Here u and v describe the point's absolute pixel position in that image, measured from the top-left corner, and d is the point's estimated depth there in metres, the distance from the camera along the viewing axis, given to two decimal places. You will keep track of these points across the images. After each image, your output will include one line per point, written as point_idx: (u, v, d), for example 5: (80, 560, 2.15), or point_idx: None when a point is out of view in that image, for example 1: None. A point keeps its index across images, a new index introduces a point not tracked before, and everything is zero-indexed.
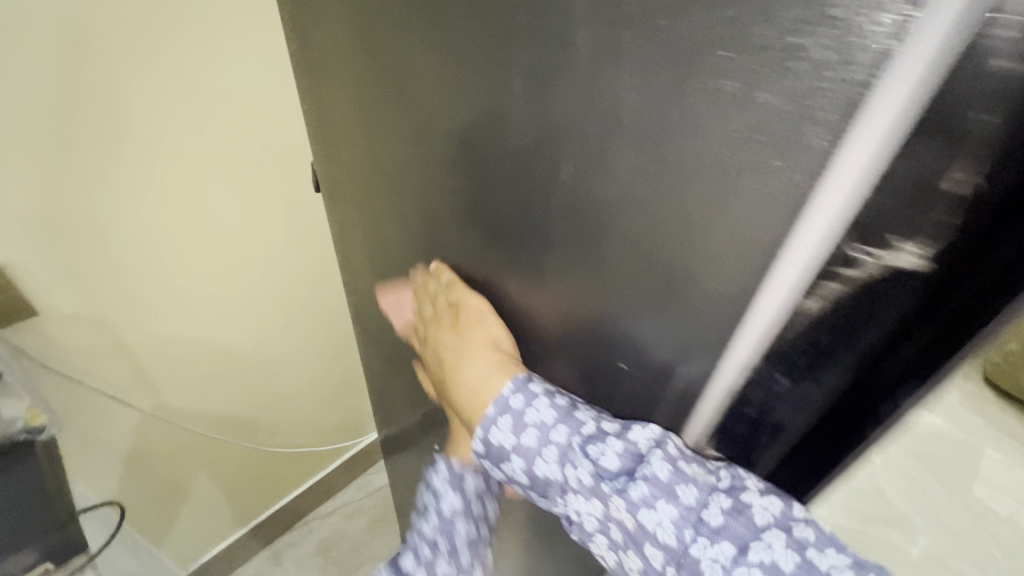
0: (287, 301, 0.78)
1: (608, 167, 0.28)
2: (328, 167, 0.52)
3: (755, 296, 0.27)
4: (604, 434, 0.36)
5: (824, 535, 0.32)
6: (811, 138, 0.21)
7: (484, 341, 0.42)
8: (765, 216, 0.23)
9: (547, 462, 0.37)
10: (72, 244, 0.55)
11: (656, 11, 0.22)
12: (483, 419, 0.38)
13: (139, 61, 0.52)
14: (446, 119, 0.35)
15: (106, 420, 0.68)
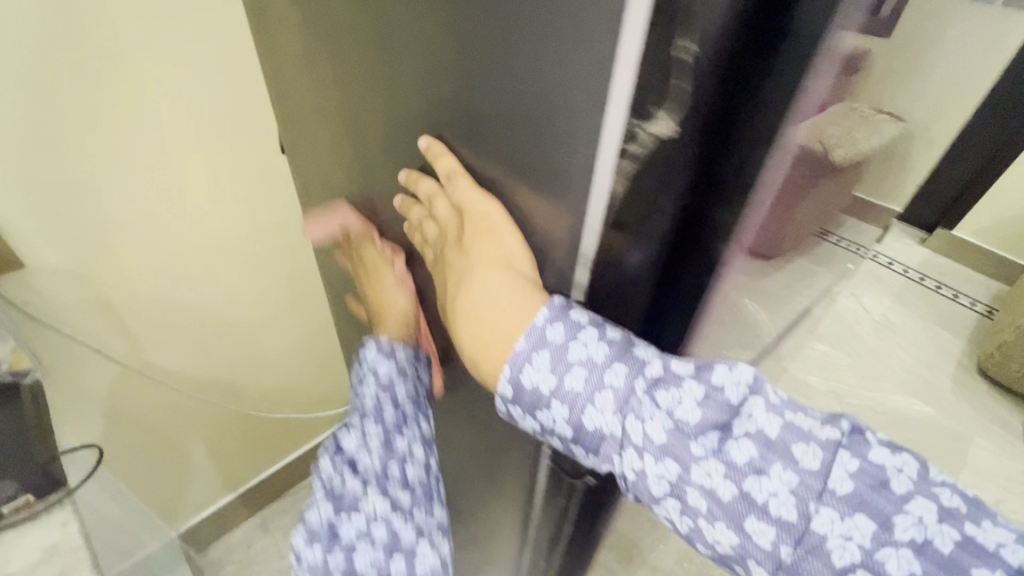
0: (269, 272, 0.82)
1: (481, 81, 0.35)
2: (299, 120, 0.58)
3: (588, 182, 0.33)
4: (676, 380, 0.37)
5: (971, 507, 0.33)
6: (588, 43, 0.28)
7: (496, 256, 0.41)
8: (581, 111, 0.30)
9: (599, 411, 0.37)
10: (55, 202, 0.58)
11: None
12: (514, 348, 0.39)
13: (121, 32, 0.54)
14: (379, 62, 0.41)
15: (95, 374, 0.73)
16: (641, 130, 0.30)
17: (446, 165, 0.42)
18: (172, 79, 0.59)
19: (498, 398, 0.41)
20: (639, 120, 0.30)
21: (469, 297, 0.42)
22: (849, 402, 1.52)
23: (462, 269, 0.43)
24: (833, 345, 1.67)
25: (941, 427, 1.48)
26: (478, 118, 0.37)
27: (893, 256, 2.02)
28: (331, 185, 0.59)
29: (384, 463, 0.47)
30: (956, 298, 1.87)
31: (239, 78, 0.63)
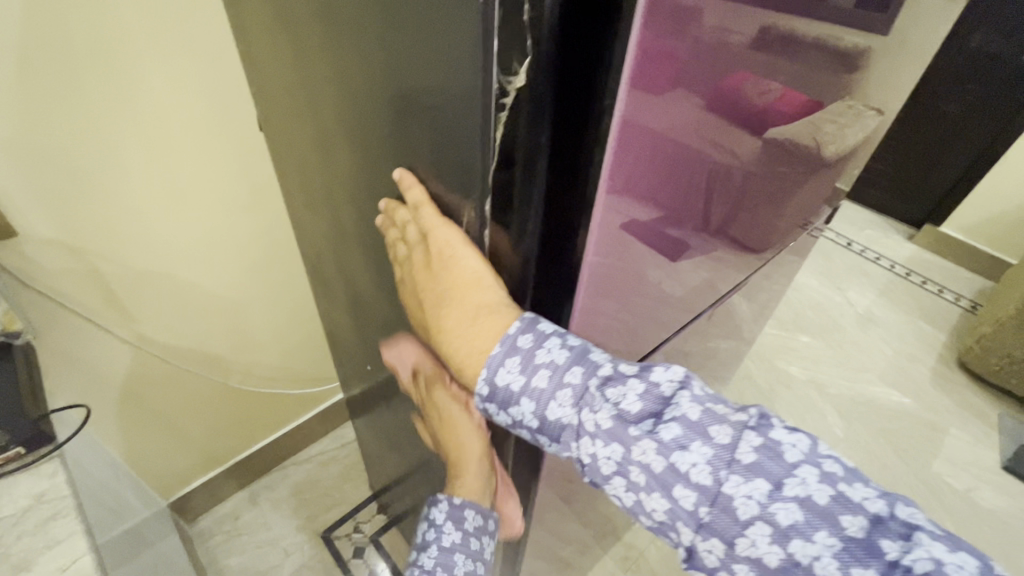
0: (254, 250, 0.86)
1: (390, 53, 0.37)
2: (271, 101, 0.61)
3: (482, 148, 0.35)
4: (622, 377, 0.39)
5: (850, 472, 0.33)
6: (461, 8, 0.30)
7: (465, 279, 0.41)
8: (468, 77, 0.32)
9: (560, 405, 0.39)
10: (46, 174, 0.62)
11: None
12: (489, 360, 0.40)
13: (109, 14, 0.57)
14: (317, 41, 0.44)
15: (86, 343, 0.76)
16: (509, 86, 0.32)
17: (414, 197, 0.43)
18: (158, 60, 0.63)
19: (475, 397, 0.41)
20: (504, 75, 0.32)
21: (445, 321, 0.43)
22: (829, 391, 1.55)
23: (435, 294, 0.44)
24: (816, 336, 1.71)
25: (918, 417, 1.51)
26: (386, 70, 0.38)
27: (880, 251, 2.05)
28: (302, 165, 0.62)
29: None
30: (941, 292, 1.90)
31: (224, 63, 0.67)
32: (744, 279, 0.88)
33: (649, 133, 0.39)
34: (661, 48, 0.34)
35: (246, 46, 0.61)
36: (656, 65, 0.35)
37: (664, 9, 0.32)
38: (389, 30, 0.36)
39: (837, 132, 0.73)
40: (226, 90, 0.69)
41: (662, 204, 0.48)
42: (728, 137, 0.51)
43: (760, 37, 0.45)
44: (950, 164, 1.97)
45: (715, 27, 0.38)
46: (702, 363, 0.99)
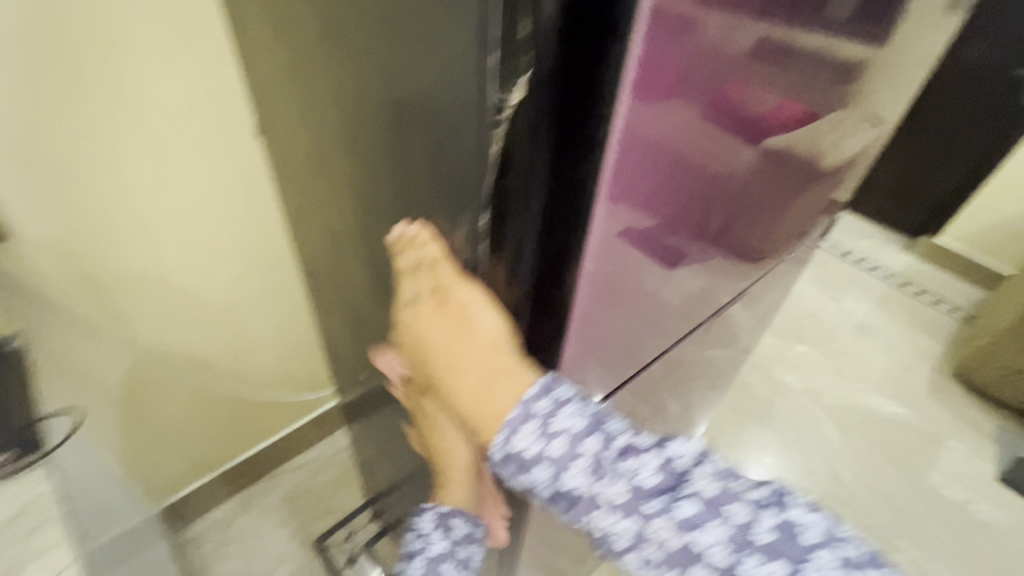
0: (250, 255, 0.85)
1: (387, 65, 0.37)
2: (270, 107, 0.61)
3: (480, 156, 0.35)
4: (639, 450, 0.39)
5: (865, 555, 0.35)
6: (459, 16, 0.30)
7: (482, 339, 0.42)
8: (467, 86, 0.32)
9: (575, 475, 0.39)
10: (41, 176, 0.61)
11: None
12: (505, 423, 0.40)
13: (108, 17, 0.57)
14: (316, 49, 0.44)
15: (77, 347, 0.76)
16: (510, 97, 0.32)
17: (430, 251, 0.44)
18: (157, 64, 0.62)
19: (490, 459, 0.41)
20: (504, 87, 0.32)
21: (456, 378, 0.42)
22: (826, 401, 1.55)
23: (442, 350, 0.43)
24: (813, 346, 1.71)
25: (914, 428, 1.51)
26: (383, 79, 0.38)
27: (877, 261, 2.05)
28: (300, 170, 0.62)
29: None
30: (937, 303, 1.90)
31: (224, 68, 0.67)
32: (744, 288, 0.89)
33: (649, 141, 0.39)
34: (662, 58, 0.34)
35: (246, 52, 0.61)
36: (655, 73, 0.35)
37: (665, 18, 0.32)
38: (387, 36, 0.36)
39: (834, 142, 0.73)
40: (225, 95, 0.69)
41: (661, 211, 0.48)
42: (726, 147, 0.51)
43: (758, 47, 0.45)
44: (945, 178, 1.97)
45: (715, 38, 0.38)
46: (699, 372, 0.98)
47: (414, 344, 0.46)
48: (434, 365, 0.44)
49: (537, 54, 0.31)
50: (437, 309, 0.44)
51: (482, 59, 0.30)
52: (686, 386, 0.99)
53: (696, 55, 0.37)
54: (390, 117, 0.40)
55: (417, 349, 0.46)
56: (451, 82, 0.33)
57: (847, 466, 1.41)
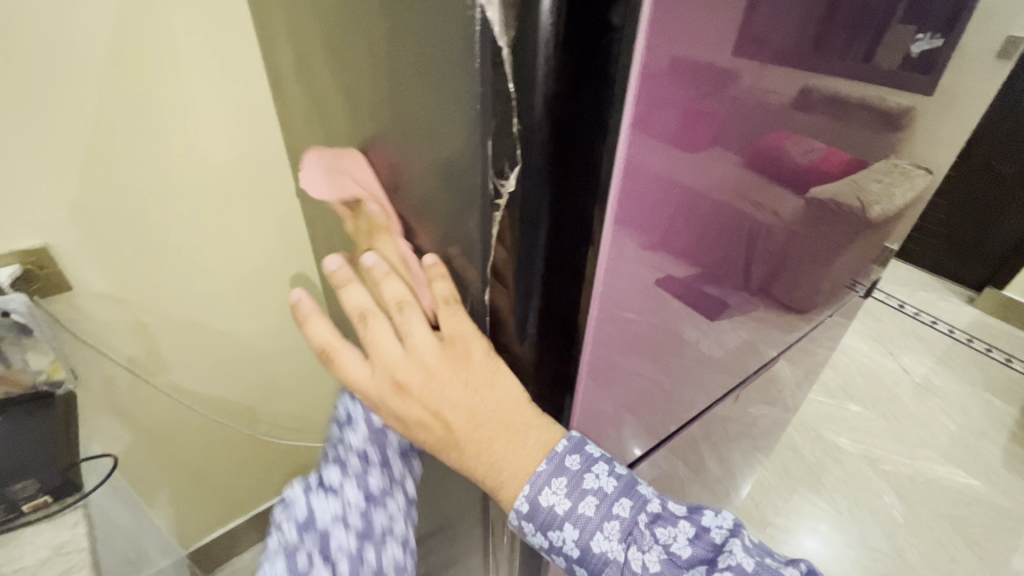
0: (286, 304, 0.89)
1: (401, 136, 0.39)
2: (307, 169, 0.65)
3: (482, 229, 0.35)
4: (673, 518, 0.39)
5: None
6: (463, 107, 0.31)
7: (509, 399, 0.39)
8: (469, 167, 0.33)
9: (605, 537, 0.38)
10: (100, 233, 0.66)
11: (396, 26, 0.33)
12: (532, 475, 0.38)
13: (165, 91, 0.63)
14: (341, 118, 0.46)
15: (122, 391, 0.79)
16: (503, 187, 0.32)
17: (440, 293, 0.40)
18: (206, 130, 0.68)
19: (513, 515, 0.40)
20: (498, 177, 0.32)
21: (478, 440, 0.39)
22: (886, 468, 1.43)
23: (450, 382, 0.38)
24: (868, 406, 1.59)
25: (991, 503, 1.36)
26: (397, 146, 0.40)
27: (937, 315, 1.93)
28: (331, 225, 0.64)
29: (360, 541, 0.44)
30: (1009, 361, 1.75)
31: (265, 131, 0.72)
32: (793, 342, 0.85)
33: (684, 190, 0.39)
34: (699, 107, 0.35)
35: (286, 118, 0.66)
36: (693, 123, 0.36)
37: (698, 69, 0.33)
38: (396, 110, 0.38)
39: (881, 191, 0.70)
40: (266, 156, 0.74)
41: (699, 260, 0.47)
42: (768, 198, 0.51)
43: (801, 97, 0.45)
44: (1014, 227, 1.87)
45: (754, 87, 0.39)
46: (739, 433, 0.93)
47: (406, 364, 0.40)
48: (430, 395, 0.39)
49: (530, 127, 0.30)
50: (451, 329, 0.39)
51: (480, 146, 0.31)
52: (724, 449, 0.93)
53: (735, 106, 0.38)
54: (411, 190, 0.41)
55: (409, 371, 0.40)
56: (453, 158, 0.34)
57: (914, 544, 1.27)
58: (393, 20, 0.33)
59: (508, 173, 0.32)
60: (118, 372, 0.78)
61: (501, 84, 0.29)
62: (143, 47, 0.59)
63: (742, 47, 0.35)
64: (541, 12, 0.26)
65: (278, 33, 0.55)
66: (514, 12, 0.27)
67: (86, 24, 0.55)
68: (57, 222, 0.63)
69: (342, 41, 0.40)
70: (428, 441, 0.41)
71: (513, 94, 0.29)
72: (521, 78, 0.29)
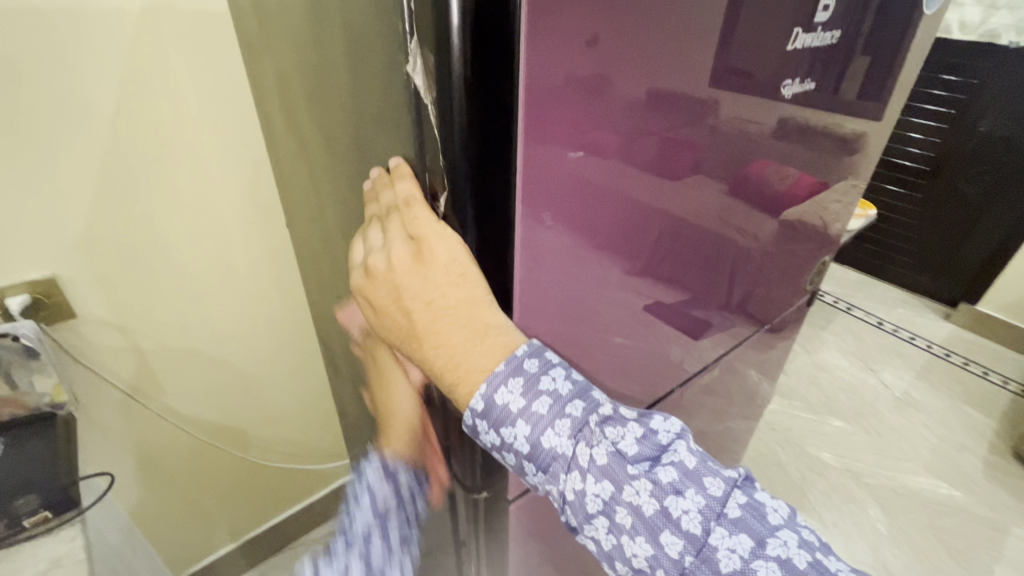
0: (278, 329, 0.94)
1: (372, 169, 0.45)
2: (295, 201, 0.71)
3: None
4: (622, 419, 0.39)
5: (823, 544, 0.36)
6: (415, 145, 0.38)
7: (469, 296, 0.38)
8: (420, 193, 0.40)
9: (556, 434, 0.38)
10: (103, 263, 0.71)
11: (364, 78, 0.40)
12: (490, 375, 0.38)
13: (164, 132, 0.69)
14: (325, 155, 0.53)
15: (119, 414, 0.83)
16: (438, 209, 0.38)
17: (402, 191, 0.39)
18: (204, 167, 0.74)
19: (466, 414, 0.40)
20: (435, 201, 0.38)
21: (433, 335, 0.39)
22: (868, 481, 1.45)
23: (412, 273, 0.38)
24: (850, 421, 1.62)
25: (973, 513, 1.38)
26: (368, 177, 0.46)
27: (914, 331, 1.98)
28: (317, 251, 0.70)
29: None
30: (985, 374, 1.80)
31: (259, 168, 0.78)
32: (761, 354, 0.90)
33: (665, 213, 0.47)
34: (677, 136, 0.43)
35: (277, 154, 0.72)
36: (674, 150, 0.44)
37: (674, 103, 0.41)
38: (369, 148, 0.44)
39: (840, 211, 0.78)
40: (258, 190, 0.80)
41: (685, 283, 0.56)
42: (734, 216, 0.56)
43: (779, 127, 0.54)
44: (978, 245, 1.95)
45: (729, 119, 0.47)
46: (716, 445, 0.97)
47: (379, 253, 0.40)
48: (394, 283, 0.39)
49: (451, 154, 0.34)
50: (414, 225, 0.38)
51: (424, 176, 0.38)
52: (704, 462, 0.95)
53: (715, 135, 0.47)
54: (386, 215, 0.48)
55: (378, 257, 0.40)
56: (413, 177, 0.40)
57: (898, 556, 1.29)
58: (363, 65, 0.39)
59: (443, 189, 0.37)
60: (114, 395, 0.81)
61: (429, 112, 0.34)
62: (146, 94, 0.66)
63: (717, 78, 0.43)
64: (453, 51, 0.31)
65: (269, 82, 0.61)
66: (434, 52, 0.32)
67: (98, 76, 0.62)
68: (63, 253, 0.68)
69: (325, 91, 0.47)
70: (393, 335, 0.41)
71: (437, 124, 0.34)
72: (443, 106, 0.33)
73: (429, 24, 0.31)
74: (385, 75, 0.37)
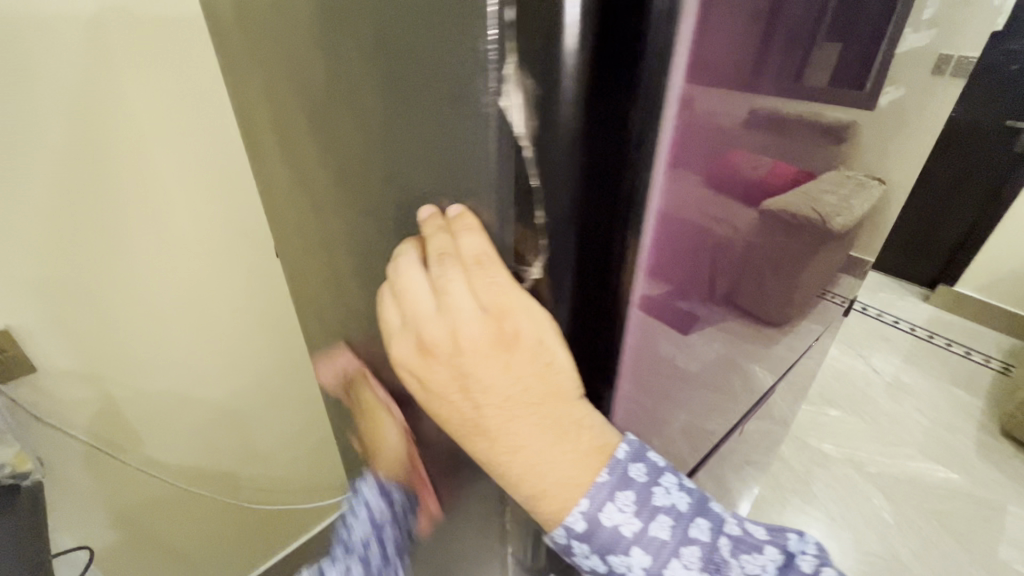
0: (264, 361, 0.86)
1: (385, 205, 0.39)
2: (285, 226, 0.64)
3: None
4: (759, 543, 0.35)
5: None
6: (481, 193, 0.30)
7: (556, 389, 0.33)
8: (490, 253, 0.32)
9: (681, 565, 0.33)
10: (63, 309, 0.63)
11: (386, 102, 0.33)
12: (593, 488, 0.33)
13: (127, 159, 0.61)
14: (321, 183, 0.46)
15: (92, 473, 0.74)
16: (526, 275, 0.31)
17: (472, 249, 0.31)
18: (176, 195, 0.66)
19: (560, 533, 0.34)
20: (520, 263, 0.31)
21: (513, 439, 0.32)
22: (869, 469, 1.46)
23: (489, 363, 0.31)
24: (846, 410, 1.63)
25: (970, 495, 1.40)
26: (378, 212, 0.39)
27: (898, 315, 2.01)
28: (311, 280, 0.63)
29: None
30: (968, 354, 1.84)
31: (236, 190, 0.71)
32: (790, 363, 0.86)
33: (709, 230, 0.37)
34: (721, 138, 0.33)
35: (260, 175, 0.65)
36: (716, 157, 0.33)
37: (722, 100, 0.30)
38: (389, 183, 0.37)
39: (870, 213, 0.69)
40: (237, 214, 0.72)
41: (718, 300, 0.46)
42: (773, 237, 0.49)
43: (812, 125, 0.44)
44: (960, 213, 1.98)
45: (768, 115, 0.37)
46: (738, 452, 0.93)
47: (437, 327, 0.32)
48: (462, 372, 0.32)
49: (555, 204, 0.28)
50: (493, 299, 0.31)
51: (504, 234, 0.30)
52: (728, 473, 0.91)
53: (752, 135, 0.36)
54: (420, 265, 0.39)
55: (438, 334, 0.32)
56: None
57: (905, 544, 1.29)
58: (398, 90, 0.31)
59: (540, 251, 0.30)
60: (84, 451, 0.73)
61: (525, 157, 0.27)
62: (104, 117, 0.58)
63: (759, 75, 0.33)
64: (566, 81, 0.24)
65: (250, 96, 0.54)
66: (537, 86, 0.25)
67: (45, 98, 0.54)
68: (16, 302, 0.60)
69: (319, 113, 0.40)
70: (449, 426, 0.34)
71: (534, 169, 0.27)
72: (544, 151, 0.27)
73: (534, 51, 0.24)
74: (434, 104, 0.29)
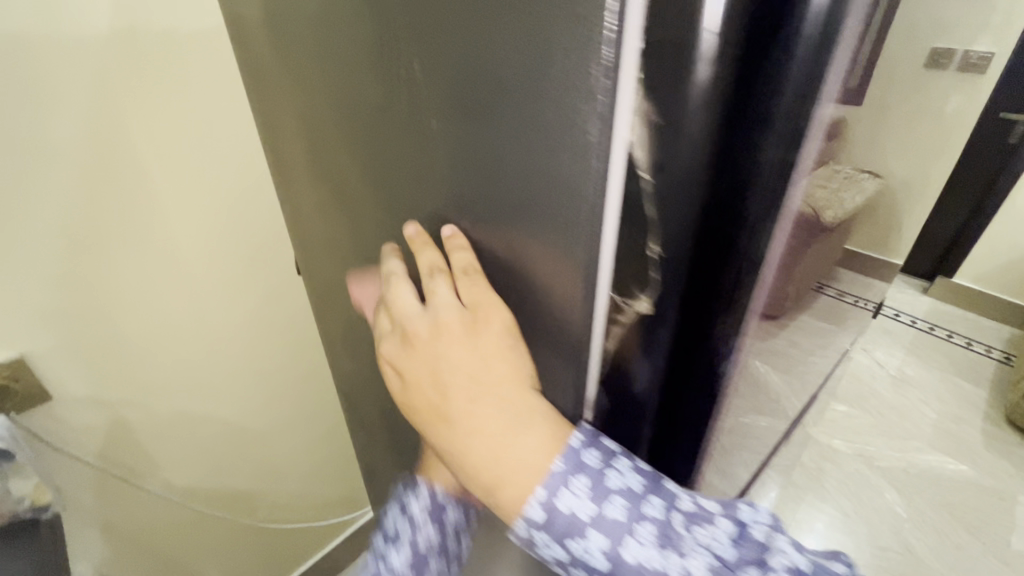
0: (281, 377, 0.84)
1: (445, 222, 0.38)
2: (309, 242, 0.63)
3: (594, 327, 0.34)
4: (709, 516, 0.35)
5: None
6: (570, 216, 0.29)
7: (517, 375, 0.36)
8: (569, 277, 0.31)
9: (638, 544, 0.33)
10: (81, 334, 0.61)
11: (458, 121, 0.32)
12: (551, 470, 0.33)
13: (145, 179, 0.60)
14: (364, 199, 0.45)
15: (110, 499, 0.73)
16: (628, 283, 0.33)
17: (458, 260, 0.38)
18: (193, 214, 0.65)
19: (521, 523, 0.34)
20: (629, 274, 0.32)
21: (474, 419, 0.35)
22: (880, 464, 1.47)
23: (459, 345, 0.36)
24: (854, 405, 1.64)
25: (980, 486, 1.41)
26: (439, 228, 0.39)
27: (899, 308, 2.03)
28: (338, 295, 0.62)
29: None
30: (970, 345, 1.86)
31: (254, 206, 0.70)
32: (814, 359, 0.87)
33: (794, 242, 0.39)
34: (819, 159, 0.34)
35: (283, 189, 0.64)
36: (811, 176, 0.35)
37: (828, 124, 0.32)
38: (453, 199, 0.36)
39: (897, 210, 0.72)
40: (255, 230, 0.71)
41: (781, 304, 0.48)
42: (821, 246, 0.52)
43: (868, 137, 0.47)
44: (958, 204, 2.00)
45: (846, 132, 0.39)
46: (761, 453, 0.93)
47: (418, 322, 0.38)
48: (434, 355, 0.37)
49: (669, 212, 0.30)
50: (471, 295, 0.37)
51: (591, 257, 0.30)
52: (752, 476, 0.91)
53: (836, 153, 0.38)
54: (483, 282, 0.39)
55: (420, 325, 0.38)
56: (551, 258, 0.32)
57: (919, 538, 1.30)
58: (476, 104, 0.30)
59: (649, 262, 0.32)
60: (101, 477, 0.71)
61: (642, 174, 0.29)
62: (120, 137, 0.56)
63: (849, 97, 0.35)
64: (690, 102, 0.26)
65: (275, 112, 0.53)
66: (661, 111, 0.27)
67: (61, 120, 0.52)
68: (33, 329, 0.58)
69: (369, 130, 0.40)
70: (421, 411, 0.38)
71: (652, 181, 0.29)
72: (664, 167, 0.28)
73: (664, 76, 0.26)
74: (522, 122, 0.28)
